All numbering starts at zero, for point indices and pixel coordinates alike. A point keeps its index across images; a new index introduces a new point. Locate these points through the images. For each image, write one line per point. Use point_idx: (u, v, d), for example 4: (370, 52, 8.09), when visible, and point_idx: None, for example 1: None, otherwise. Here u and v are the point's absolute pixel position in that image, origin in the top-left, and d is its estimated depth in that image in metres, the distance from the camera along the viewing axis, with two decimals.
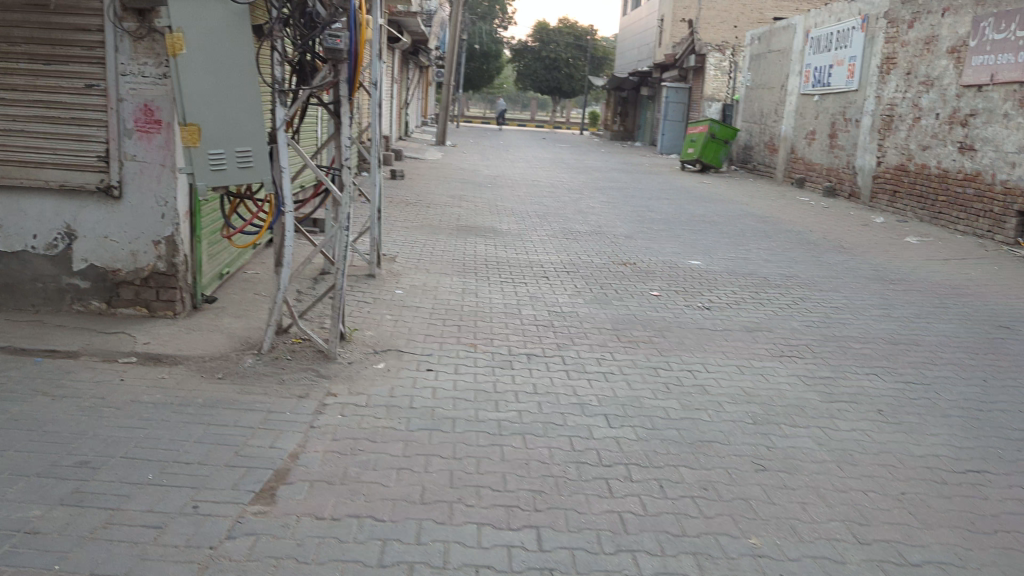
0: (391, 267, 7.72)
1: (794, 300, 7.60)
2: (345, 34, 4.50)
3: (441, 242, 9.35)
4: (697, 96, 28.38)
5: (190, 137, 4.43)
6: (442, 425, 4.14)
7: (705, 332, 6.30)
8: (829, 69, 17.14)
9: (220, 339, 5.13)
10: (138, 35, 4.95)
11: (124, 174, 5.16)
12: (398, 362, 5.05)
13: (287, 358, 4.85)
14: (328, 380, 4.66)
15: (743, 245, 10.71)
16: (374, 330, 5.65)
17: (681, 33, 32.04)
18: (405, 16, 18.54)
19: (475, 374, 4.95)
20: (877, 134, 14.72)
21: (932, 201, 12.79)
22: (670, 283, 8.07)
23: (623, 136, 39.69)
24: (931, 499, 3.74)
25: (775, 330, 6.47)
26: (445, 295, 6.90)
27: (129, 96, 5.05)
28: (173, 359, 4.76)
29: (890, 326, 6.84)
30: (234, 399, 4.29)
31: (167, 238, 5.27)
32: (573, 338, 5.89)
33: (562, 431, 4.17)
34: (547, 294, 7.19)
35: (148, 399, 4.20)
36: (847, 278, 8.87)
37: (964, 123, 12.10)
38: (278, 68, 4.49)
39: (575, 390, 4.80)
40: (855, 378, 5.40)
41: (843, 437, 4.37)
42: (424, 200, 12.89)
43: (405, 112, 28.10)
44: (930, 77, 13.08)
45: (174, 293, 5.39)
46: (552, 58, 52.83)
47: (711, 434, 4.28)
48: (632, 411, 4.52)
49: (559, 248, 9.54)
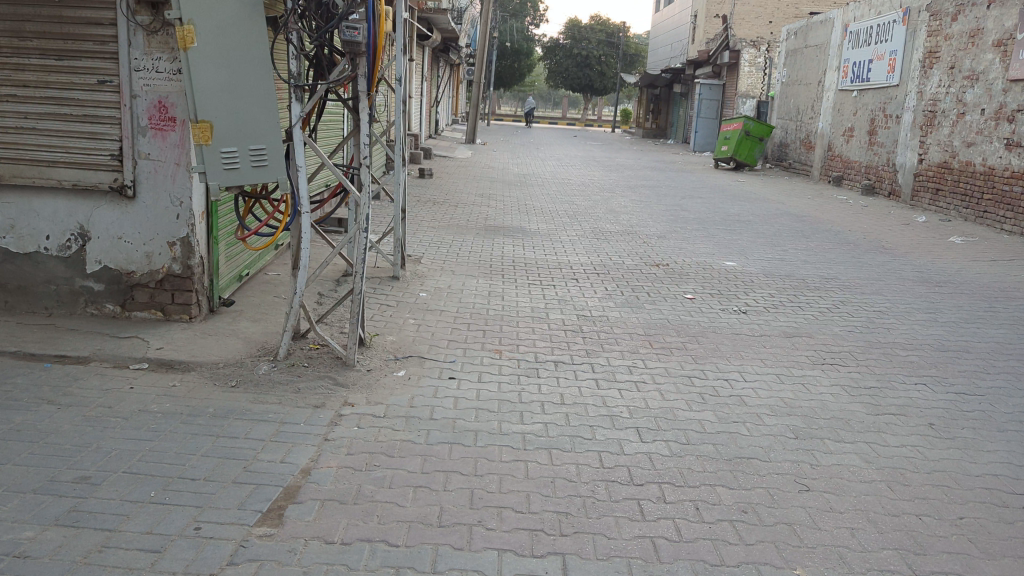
0: (415, 269, 7.52)
1: (834, 304, 7.27)
2: (363, 25, 4.32)
3: (468, 243, 9.14)
4: (731, 93, 27.88)
5: (202, 135, 4.25)
6: (463, 439, 3.91)
7: (742, 338, 6.00)
8: (869, 64, 16.65)
9: (235, 344, 4.96)
10: (151, 29, 4.80)
11: (138, 173, 5.01)
12: (420, 370, 4.84)
13: (303, 365, 4.66)
14: (345, 389, 4.45)
15: (779, 245, 10.38)
16: (395, 335, 5.44)
17: (715, 29, 31.66)
18: (434, 14, 18.40)
19: (499, 383, 4.71)
20: (919, 130, 14.23)
21: (977, 200, 12.31)
22: (704, 285, 7.78)
23: (656, 134, 39.25)
24: (992, 525, 3.37)
25: (815, 335, 6.16)
26: (471, 298, 6.67)
27: (143, 92, 4.90)
28: (185, 365, 4.60)
29: (938, 332, 6.47)
30: (246, 409, 4.11)
31: (183, 239, 5.11)
32: (603, 344, 5.63)
33: (590, 446, 3.91)
34: (576, 297, 6.94)
35: (157, 409, 4.05)
36: (890, 281, 8.49)
37: (1011, 119, 11.62)
38: (293, 63, 4.28)
39: (604, 401, 4.55)
40: (903, 388, 5.06)
41: (893, 453, 4.05)
42: (453, 199, 12.71)
43: (435, 111, 28.02)
44: (975, 71, 12.60)
45: (190, 296, 5.23)
46: (584, 56, 52.49)
47: (750, 450, 3.99)
48: (665, 424, 4.25)
49: (589, 248, 9.28)
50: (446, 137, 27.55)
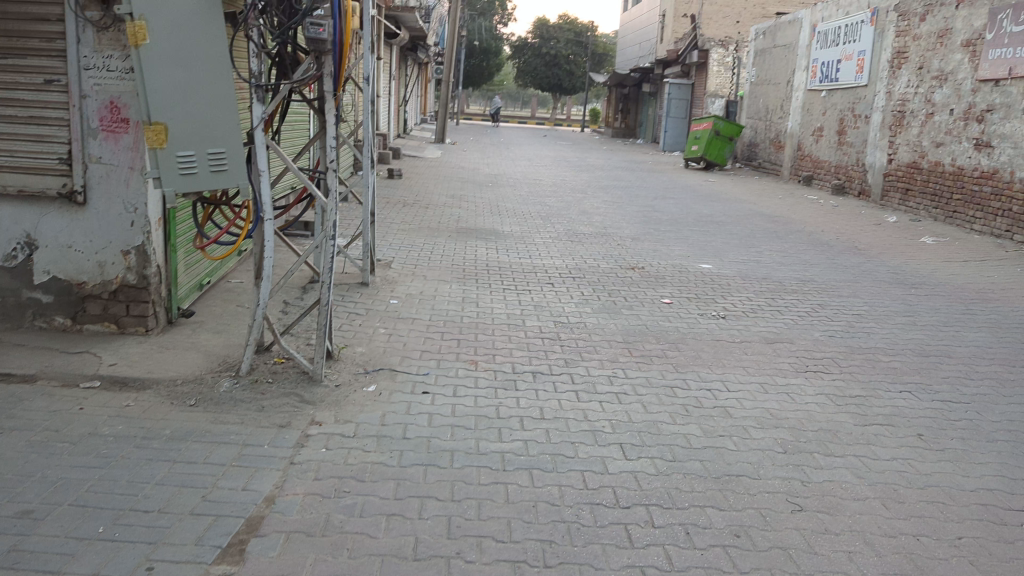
0: (385, 275, 7.27)
1: (812, 307, 7.16)
2: (329, 23, 4.03)
3: (440, 246, 8.90)
4: (700, 93, 27.93)
5: (156, 137, 3.97)
6: (439, 460, 3.69)
7: (723, 344, 5.85)
8: (837, 64, 16.68)
9: (195, 359, 4.69)
10: (102, 25, 4.52)
11: (88, 178, 4.72)
12: (391, 384, 4.60)
13: (267, 381, 4.40)
14: (312, 406, 4.21)
15: (754, 247, 10.28)
16: (365, 347, 5.20)
17: (684, 29, 31.81)
18: (403, 12, 18.16)
19: (476, 398, 4.49)
20: (888, 130, 14.26)
21: (947, 200, 12.34)
22: (681, 289, 7.64)
23: (625, 134, 39.23)
24: (992, 545, 3.23)
25: (796, 341, 6.03)
26: (444, 305, 6.45)
27: (93, 92, 4.62)
28: (140, 383, 4.32)
29: (917, 336, 6.37)
30: (206, 430, 3.86)
31: (138, 247, 4.82)
32: (582, 353, 5.44)
33: (573, 465, 3.72)
34: (552, 303, 6.74)
35: (109, 432, 3.78)
36: (867, 283, 8.41)
37: (980, 119, 11.65)
38: (254, 61, 4.02)
39: (585, 414, 4.35)
40: (889, 396, 4.94)
41: (884, 467, 3.90)
42: (423, 200, 12.46)
43: (404, 110, 27.71)
44: (944, 71, 12.63)
45: (146, 308, 4.94)
46: (552, 55, 52.39)
47: (738, 467, 3.82)
48: (650, 439, 4.07)
49: (563, 251, 9.09)
50: (416, 137, 27.26)
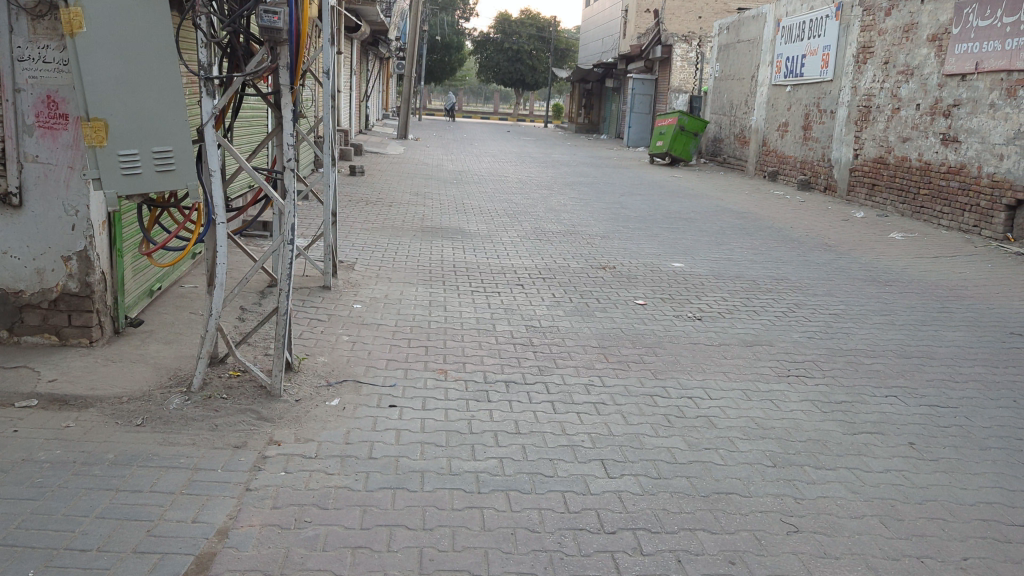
0: (349, 277, 6.96)
1: (789, 307, 7.01)
2: (283, 10, 3.74)
3: (405, 246, 8.60)
4: (664, 88, 27.89)
5: (95, 135, 3.66)
6: (408, 483, 3.42)
7: (702, 348, 5.64)
8: (802, 59, 16.66)
9: (142, 373, 4.35)
10: (37, 13, 4.15)
11: (24, 179, 4.37)
12: (356, 398, 4.31)
13: (221, 397, 4.08)
14: (270, 424, 3.90)
15: (725, 244, 10.13)
16: (328, 356, 4.90)
17: (647, 24, 31.92)
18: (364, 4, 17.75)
19: (446, 411, 4.22)
20: (854, 125, 14.25)
21: (914, 195, 12.35)
22: (654, 289, 7.44)
23: (589, 129, 39.13)
24: (999, 565, 3.06)
25: (776, 344, 5.85)
26: (410, 309, 6.16)
27: (28, 86, 4.25)
28: (82, 401, 3.98)
29: (897, 336, 6.25)
30: (154, 453, 3.53)
31: (80, 253, 4.46)
32: (557, 359, 5.20)
33: (551, 485, 3.47)
34: (523, 306, 6.49)
35: (45, 458, 3.44)
36: (840, 280, 8.30)
37: (946, 114, 11.65)
38: (203, 53, 3.70)
39: (563, 427, 4.11)
40: (875, 401, 4.78)
41: (879, 481, 3.73)
42: (387, 198, 12.13)
43: (365, 105, 27.25)
44: (910, 66, 12.62)
45: (90, 317, 4.57)
46: (515, 50, 52.11)
47: (727, 483, 3.61)
48: (632, 454, 3.84)
49: (531, 250, 8.86)
50: (377, 133, 26.80)
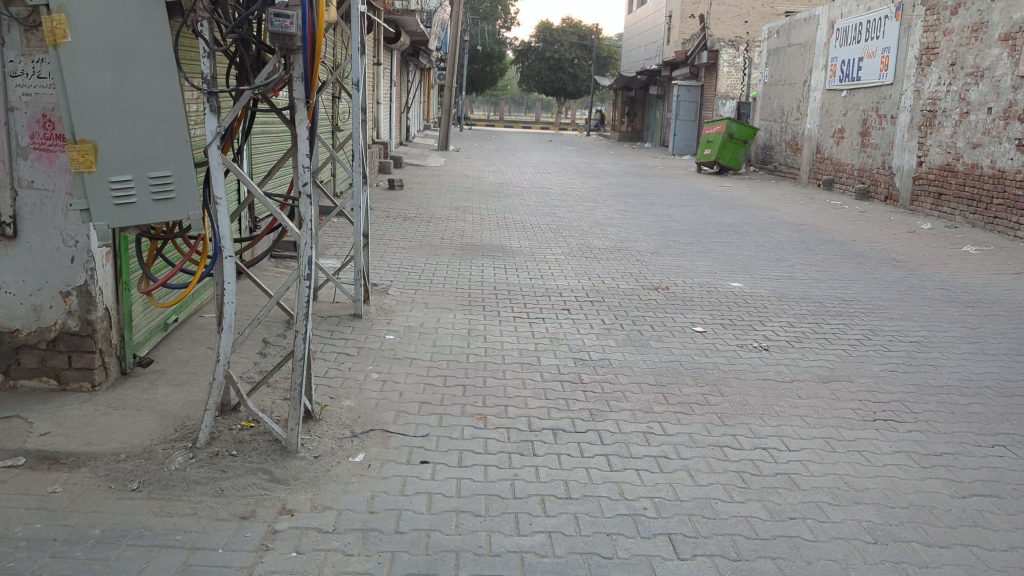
0: (381, 303, 6.47)
1: (863, 334, 6.34)
2: (296, 13, 3.24)
3: (443, 266, 8.11)
4: (710, 95, 27.11)
5: (83, 160, 3.23)
6: (441, 568, 2.88)
7: (773, 385, 5.02)
8: (858, 62, 15.84)
9: (147, 423, 3.89)
10: (30, 24, 3.74)
11: (19, 208, 3.95)
12: (383, 452, 3.79)
13: (230, 455, 3.59)
14: (284, 487, 3.40)
15: (784, 260, 9.46)
16: (354, 399, 4.39)
17: (691, 30, 31.11)
18: (403, 15, 17.41)
19: (485, 469, 3.68)
20: (917, 131, 13.41)
21: (986, 204, 11.52)
22: (713, 313, 6.82)
23: (632, 137, 38.48)
24: None
25: (855, 379, 5.19)
26: (447, 339, 5.64)
27: (22, 104, 3.83)
28: (76, 460, 3.53)
29: (992, 368, 5.55)
30: (146, 528, 3.06)
31: (80, 288, 4.03)
32: (610, 402, 4.60)
33: (610, 572, 2.90)
34: (570, 335, 5.92)
35: (22, 535, 2.99)
36: (916, 301, 7.58)
37: (1022, 118, 10.82)
38: (205, 62, 3.24)
39: (621, 491, 3.53)
40: (980, 454, 4.11)
41: (1005, 564, 3.09)
42: (426, 213, 11.69)
43: (406, 116, 27.01)
44: (980, 67, 11.79)
45: (91, 359, 4.13)
46: (556, 59, 51.63)
47: (822, 568, 3.00)
48: (704, 527, 3.25)
49: (577, 269, 8.29)
50: (417, 144, 26.53)
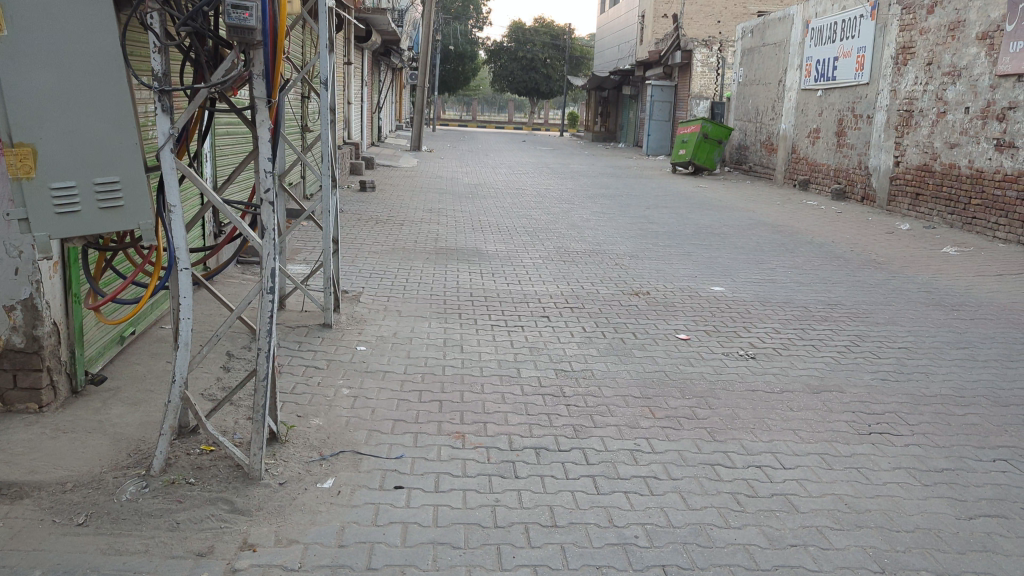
0: (353, 312, 6.19)
1: (851, 340, 6.18)
2: (255, 5, 2.97)
3: (416, 271, 7.84)
4: (684, 95, 27.04)
5: (21, 165, 2.98)
6: None
7: (763, 397, 4.81)
8: (834, 61, 15.78)
9: (98, 447, 3.60)
10: None
11: None
12: (354, 476, 3.53)
13: (188, 483, 3.32)
14: (246, 519, 3.13)
15: (765, 262, 9.31)
16: (323, 418, 4.13)
17: (664, 30, 31.06)
18: (374, 13, 17.09)
19: (464, 494, 3.43)
20: (894, 130, 13.37)
21: (964, 205, 11.48)
22: (696, 319, 6.62)
23: (606, 137, 38.40)
24: None
25: (847, 390, 5.01)
26: (422, 350, 5.38)
27: None
28: (18, 490, 3.23)
29: (984, 376, 5.40)
30: (93, 569, 2.77)
31: (26, 301, 3.72)
32: (595, 417, 4.38)
33: None
34: (549, 344, 5.69)
35: None
36: (900, 305, 7.45)
37: (1000, 117, 10.78)
38: (156, 58, 2.96)
39: (610, 517, 3.30)
40: (982, 469, 3.95)
41: None
42: (398, 216, 11.40)
43: (378, 117, 26.64)
44: (957, 66, 11.75)
45: (39, 378, 3.82)
46: (529, 59, 51.42)
47: None
48: (700, 558, 3.03)
49: (555, 273, 8.07)
50: (389, 144, 26.17)
